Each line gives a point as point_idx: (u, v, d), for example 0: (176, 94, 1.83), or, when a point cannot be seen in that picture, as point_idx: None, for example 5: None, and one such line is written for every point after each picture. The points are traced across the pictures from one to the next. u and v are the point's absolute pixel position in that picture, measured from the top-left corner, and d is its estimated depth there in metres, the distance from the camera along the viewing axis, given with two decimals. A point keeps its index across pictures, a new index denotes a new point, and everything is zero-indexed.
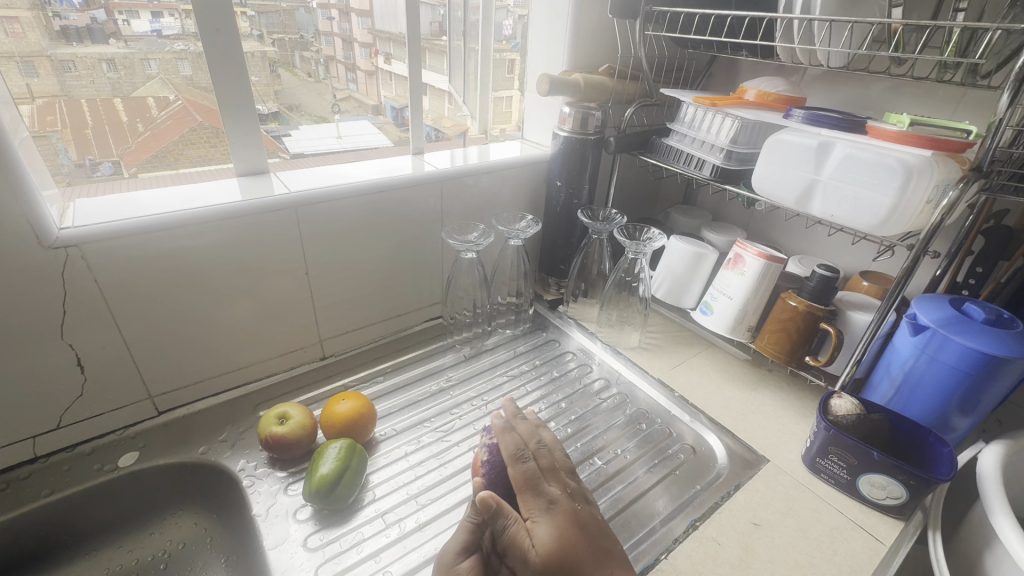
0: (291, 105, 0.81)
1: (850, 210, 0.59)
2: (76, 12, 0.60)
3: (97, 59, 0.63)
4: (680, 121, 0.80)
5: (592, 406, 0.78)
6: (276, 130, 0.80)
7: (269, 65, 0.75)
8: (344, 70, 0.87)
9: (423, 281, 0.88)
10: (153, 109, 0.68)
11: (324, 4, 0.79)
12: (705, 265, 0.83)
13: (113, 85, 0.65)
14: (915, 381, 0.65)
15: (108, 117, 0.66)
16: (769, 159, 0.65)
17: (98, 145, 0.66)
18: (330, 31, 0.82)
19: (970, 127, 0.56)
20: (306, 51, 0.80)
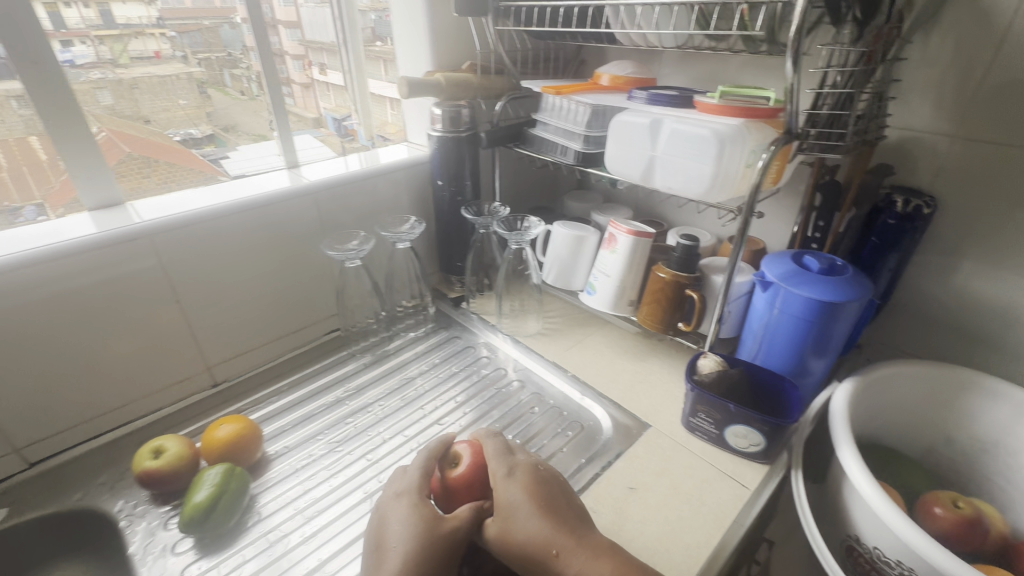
0: (225, 126, 0.85)
1: (682, 180, 0.62)
2: None
3: (7, 96, 0.61)
4: (545, 110, 0.81)
5: (489, 397, 0.79)
6: (212, 153, 0.84)
7: (197, 86, 0.81)
8: (279, 85, 0.85)
9: (314, 294, 0.87)
10: (72, 145, 0.67)
11: (249, 19, 0.81)
12: (587, 246, 0.85)
13: (25, 122, 0.64)
14: (771, 333, 0.70)
15: (25, 158, 0.66)
16: (615, 140, 0.68)
17: (18, 190, 0.66)
18: (258, 46, 0.82)
19: (769, 92, 0.61)
20: (235, 68, 0.83)
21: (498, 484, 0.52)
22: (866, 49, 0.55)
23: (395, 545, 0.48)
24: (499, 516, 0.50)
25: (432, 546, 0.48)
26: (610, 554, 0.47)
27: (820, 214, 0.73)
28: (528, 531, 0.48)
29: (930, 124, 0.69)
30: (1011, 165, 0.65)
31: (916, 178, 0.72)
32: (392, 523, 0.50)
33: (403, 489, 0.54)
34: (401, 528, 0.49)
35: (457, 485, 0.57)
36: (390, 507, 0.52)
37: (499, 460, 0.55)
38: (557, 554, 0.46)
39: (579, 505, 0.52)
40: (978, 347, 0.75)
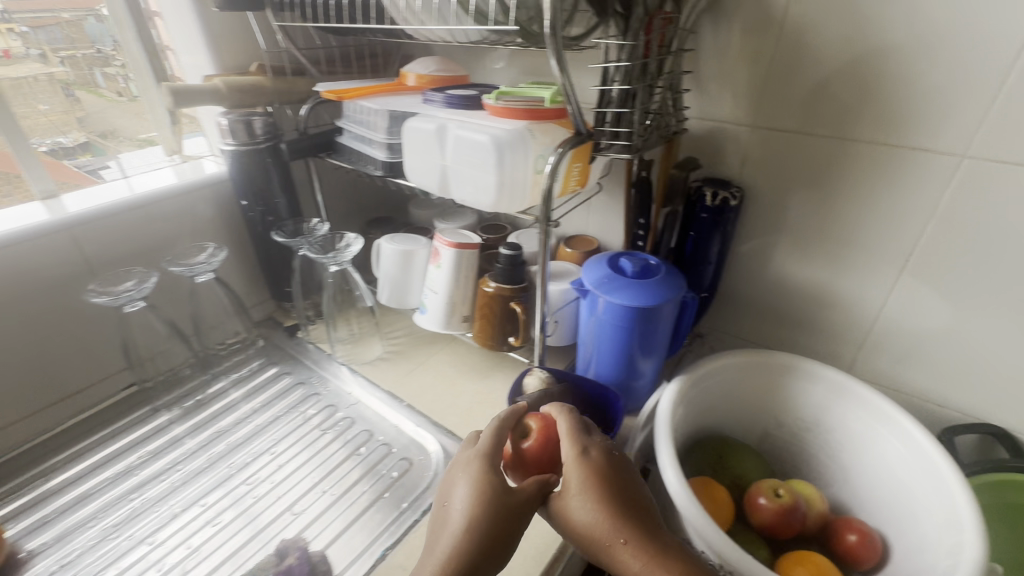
0: (102, 131, 0.81)
1: (472, 191, 0.56)
2: None
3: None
4: (348, 117, 0.73)
5: (312, 442, 0.70)
6: (89, 163, 0.78)
7: (62, 88, 0.75)
8: None
9: (96, 346, 0.73)
10: None
11: None
12: (418, 262, 0.79)
13: None
14: (596, 340, 0.68)
15: None
16: (410, 148, 0.61)
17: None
18: None
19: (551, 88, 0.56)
20: (107, 67, 0.79)
21: (571, 460, 0.50)
22: (643, 40, 0.53)
23: (454, 527, 0.45)
24: (567, 500, 0.49)
25: (502, 536, 0.45)
26: (672, 549, 0.45)
27: (641, 211, 0.71)
28: (599, 519, 0.46)
29: (730, 115, 0.68)
30: (801, 154, 0.66)
31: (725, 168, 0.72)
32: (443, 518, 0.47)
33: (452, 484, 0.49)
34: (482, 512, 0.46)
35: (530, 460, 0.54)
36: (456, 493, 0.49)
37: (572, 434, 0.53)
38: (624, 542, 0.45)
39: (641, 485, 0.51)
40: (798, 328, 0.77)
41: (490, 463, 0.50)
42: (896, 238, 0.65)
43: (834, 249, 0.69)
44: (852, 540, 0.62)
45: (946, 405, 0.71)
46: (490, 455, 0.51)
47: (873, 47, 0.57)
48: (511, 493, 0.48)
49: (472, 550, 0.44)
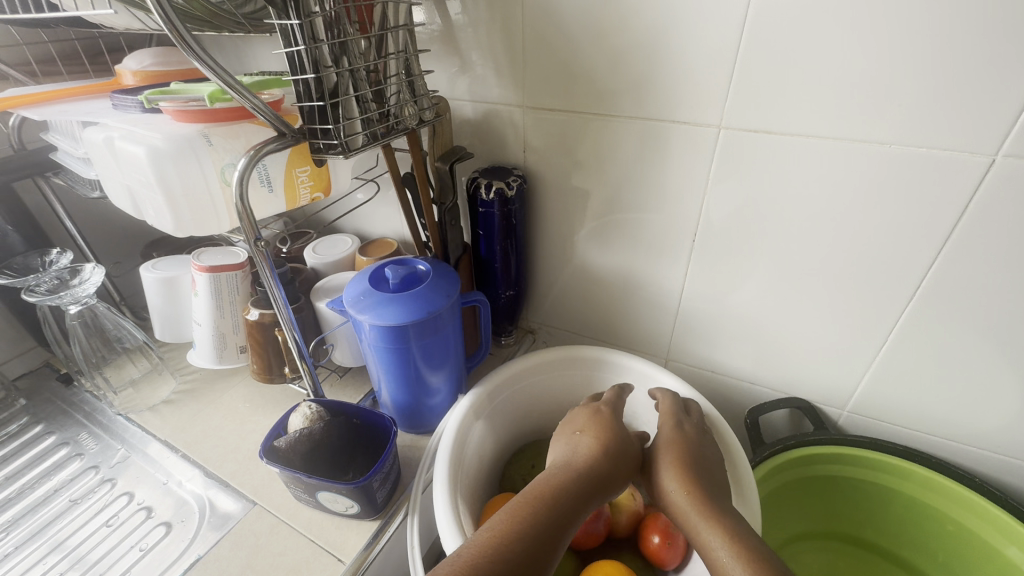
0: None
1: (154, 214, 0.47)
2: None
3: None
4: (55, 128, 0.60)
5: (60, 517, 0.60)
6: None
7: None
8: None
9: None
10: None
11: None
12: (184, 289, 0.68)
13: None
14: (372, 364, 0.60)
15: None
16: (97, 165, 0.51)
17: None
18: None
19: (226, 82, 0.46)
20: None
21: (667, 428, 0.52)
22: (335, 11, 0.44)
23: (576, 460, 0.46)
24: (654, 467, 0.49)
25: (598, 488, 0.45)
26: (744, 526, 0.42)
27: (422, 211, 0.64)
28: (676, 479, 0.46)
29: (500, 95, 0.61)
30: (574, 136, 0.60)
31: (510, 155, 0.65)
32: (558, 460, 0.48)
33: (577, 427, 0.52)
34: (561, 468, 0.46)
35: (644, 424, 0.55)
36: (567, 445, 0.50)
37: (666, 408, 0.55)
38: (703, 501, 0.44)
39: (718, 458, 0.50)
40: (614, 318, 0.73)
41: (605, 413, 0.53)
42: (680, 218, 0.61)
43: (630, 233, 0.65)
44: (656, 541, 0.57)
45: (756, 382, 0.69)
46: (609, 406, 0.54)
47: (615, 10, 0.51)
48: (624, 443, 0.50)
49: (569, 490, 0.43)
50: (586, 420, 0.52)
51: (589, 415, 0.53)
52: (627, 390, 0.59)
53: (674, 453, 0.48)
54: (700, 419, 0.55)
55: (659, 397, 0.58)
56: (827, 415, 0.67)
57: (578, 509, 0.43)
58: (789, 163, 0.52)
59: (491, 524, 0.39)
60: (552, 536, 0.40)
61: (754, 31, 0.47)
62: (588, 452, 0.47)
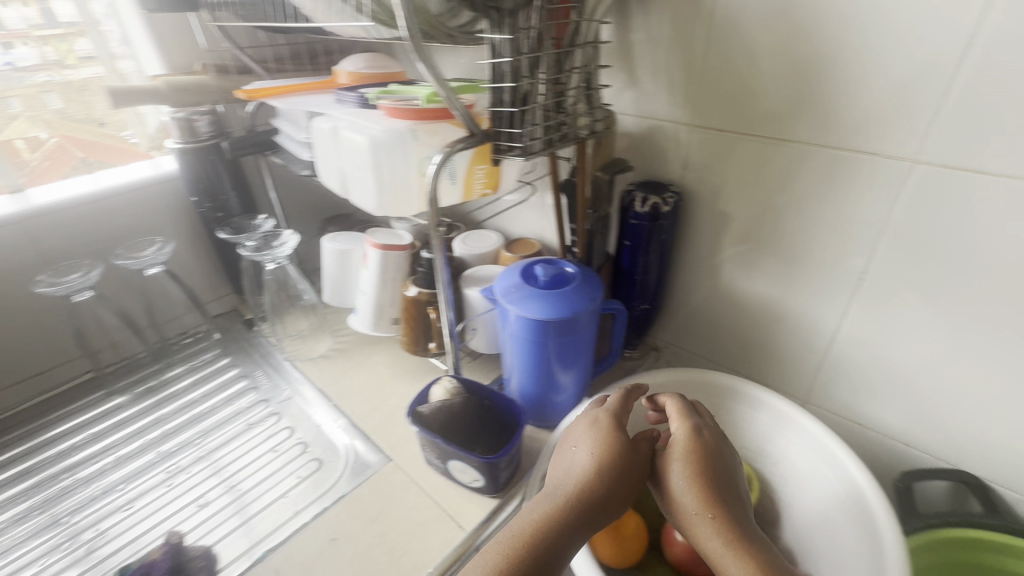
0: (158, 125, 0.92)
1: (361, 194, 0.55)
2: None
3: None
4: (282, 116, 0.73)
5: (239, 435, 0.72)
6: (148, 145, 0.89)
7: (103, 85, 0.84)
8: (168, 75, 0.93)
9: (55, 332, 0.78)
10: (25, 151, 0.77)
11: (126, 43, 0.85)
12: (355, 262, 0.78)
13: None
14: (509, 351, 0.64)
15: None
16: (319, 150, 0.61)
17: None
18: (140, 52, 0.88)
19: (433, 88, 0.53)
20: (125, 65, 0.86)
21: (679, 432, 0.50)
22: (539, 28, 0.49)
23: (579, 483, 0.46)
24: (665, 476, 0.48)
25: (608, 500, 0.46)
26: (762, 548, 0.43)
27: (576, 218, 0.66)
28: (683, 490, 0.46)
29: (668, 112, 0.62)
30: (742, 159, 0.59)
31: (668, 171, 0.66)
32: (560, 465, 0.49)
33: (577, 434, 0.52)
34: (567, 483, 0.47)
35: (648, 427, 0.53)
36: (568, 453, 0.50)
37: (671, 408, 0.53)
38: (711, 518, 0.44)
39: (735, 467, 0.49)
40: (751, 348, 0.70)
41: (608, 421, 0.51)
42: (849, 253, 0.57)
43: (785, 262, 0.62)
44: None
45: (914, 445, 0.62)
46: (613, 412, 0.52)
47: (814, 31, 0.50)
48: (632, 455, 0.49)
49: (571, 522, 0.44)
50: (588, 431, 0.51)
51: (592, 427, 0.51)
52: (632, 388, 0.56)
53: (687, 469, 0.47)
54: (711, 420, 0.53)
55: (665, 394, 0.56)
56: (1003, 500, 0.58)
57: (591, 523, 0.45)
58: (1002, 207, 0.47)
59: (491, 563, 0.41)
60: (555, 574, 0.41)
61: (982, 59, 0.43)
62: (590, 474, 0.47)
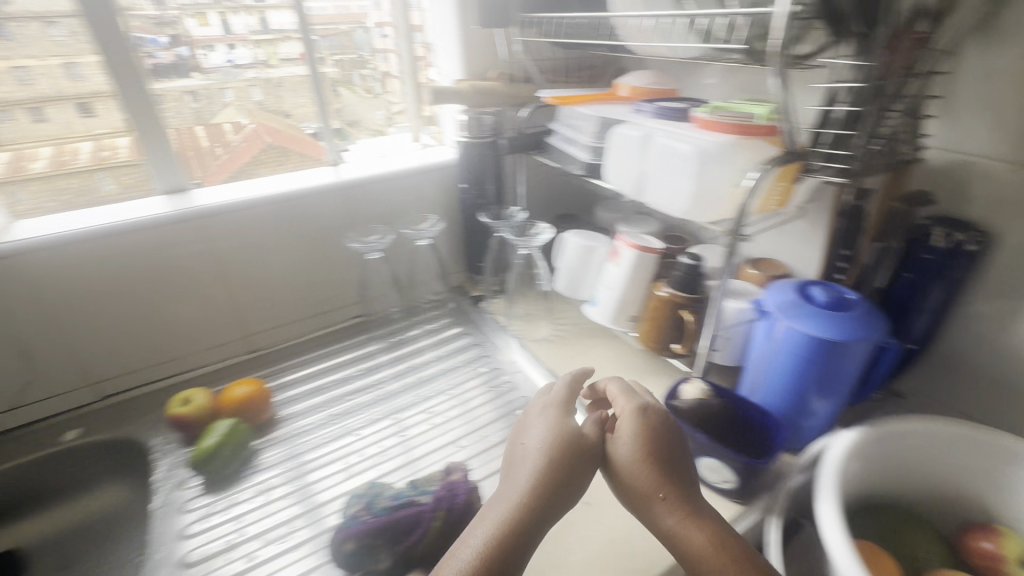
0: (350, 122, 1.02)
1: (667, 196, 0.60)
2: (163, 51, 0.81)
3: (182, 92, 0.84)
4: (560, 120, 0.82)
5: (482, 394, 0.82)
6: (341, 145, 1.00)
7: (332, 86, 0.97)
8: (398, 85, 1.04)
9: (342, 281, 0.95)
10: (229, 133, 0.91)
11: (379, 25, 0.99)
12: (597, 258, 0.85)
13: (195, 114, 0.86)
14: (767, 366, 0.65)
15: (191, 145, 0.86)
16: (613, 153, 0.68)
17: (185, 169, 0.87)
18: (384, 48, 1.01)
19: (762, 107, 0.55)
20: (363, 69, 1.00)
21: (625, 412, 0.54)
22: (889, 57, 0.50)
23: (534, 455, 0.49)
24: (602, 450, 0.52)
25: (561, 485, 0.47)
26: (709, 521, 0.46)
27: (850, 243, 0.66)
28: (632, 463, 0.49)
29: (987, 148, 0.59)
30: None
31: (971, 208, 0.62)
32: (516, 458, 0.51)
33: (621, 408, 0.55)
34: (526, 461, 0.49)
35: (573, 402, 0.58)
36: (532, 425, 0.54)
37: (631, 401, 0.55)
38: (661, 499, 0.47)
39: (681, 446, 0.51)
40: None
41: (561, 409, 0.56)
42: None
43: None
44: None
45: None
46: (565, 396, 0.58)
47: None
48: (584, 439, 0.51)
49: (524, 506, 0.45)
50: (544, 415, 0.55)
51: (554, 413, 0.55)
52: (580, 371, 0.61)
53: (642, 444, 0.50)
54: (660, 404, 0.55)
55: (610, 385, 0.60)
56: None
57: (557, 504, 0.47)
58: None
59: (473, 534, 0.44)
60: (527, 534, 0.44)
61: None
62: (553, 447, 0.50)
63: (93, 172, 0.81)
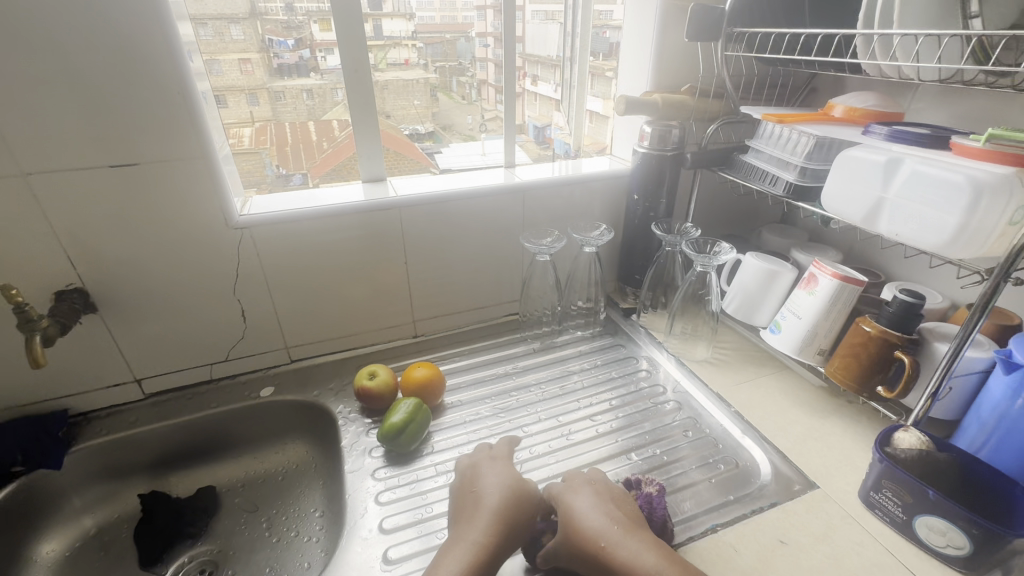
0: (444, 125, 1.00)
1: (916, 228, 0.56)
2: (289, 52, 0.84)
3: (301, 89, 0.86)
4: (760, 137, 0.80)
5: (645, 408, 0.81)
6: (430, 148, 0.99)
7: (430, 90, 0.96)
8: (494, 93, 1.00)
9: (503, 278, 0.99)
10: (335, 130, 0.89)
11: (482, 34, 0.95)
12: (780, 284, 0.81)
13: (309, 110, 0.88)
14: (1008, 426, 0.58)
15: (303, 137, 0.90)
16: (837, 175, 0.64)
17: (293, 160, 0.90)
18: (484, 56, 0.97)
19: None
20: (462, 76, 0.98)
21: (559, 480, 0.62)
22: None
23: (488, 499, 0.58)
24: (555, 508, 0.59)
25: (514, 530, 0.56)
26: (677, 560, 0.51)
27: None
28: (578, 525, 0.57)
29: None
30: None
31: None
32: (469, 500, 0.59)
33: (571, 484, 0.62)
34: (482, 500, 0.58)
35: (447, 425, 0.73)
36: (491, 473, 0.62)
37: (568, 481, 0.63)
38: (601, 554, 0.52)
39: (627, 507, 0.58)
40: None
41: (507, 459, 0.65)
42: None
43: None
44: None
45: None
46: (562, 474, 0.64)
47: None
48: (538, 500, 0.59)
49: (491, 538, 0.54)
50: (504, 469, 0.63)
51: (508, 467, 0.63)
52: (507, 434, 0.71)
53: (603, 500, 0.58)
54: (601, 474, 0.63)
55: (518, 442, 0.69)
56: None
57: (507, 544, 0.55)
58: None
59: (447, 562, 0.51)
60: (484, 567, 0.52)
61: None
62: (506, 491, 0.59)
63: (257, 152, 0.86)
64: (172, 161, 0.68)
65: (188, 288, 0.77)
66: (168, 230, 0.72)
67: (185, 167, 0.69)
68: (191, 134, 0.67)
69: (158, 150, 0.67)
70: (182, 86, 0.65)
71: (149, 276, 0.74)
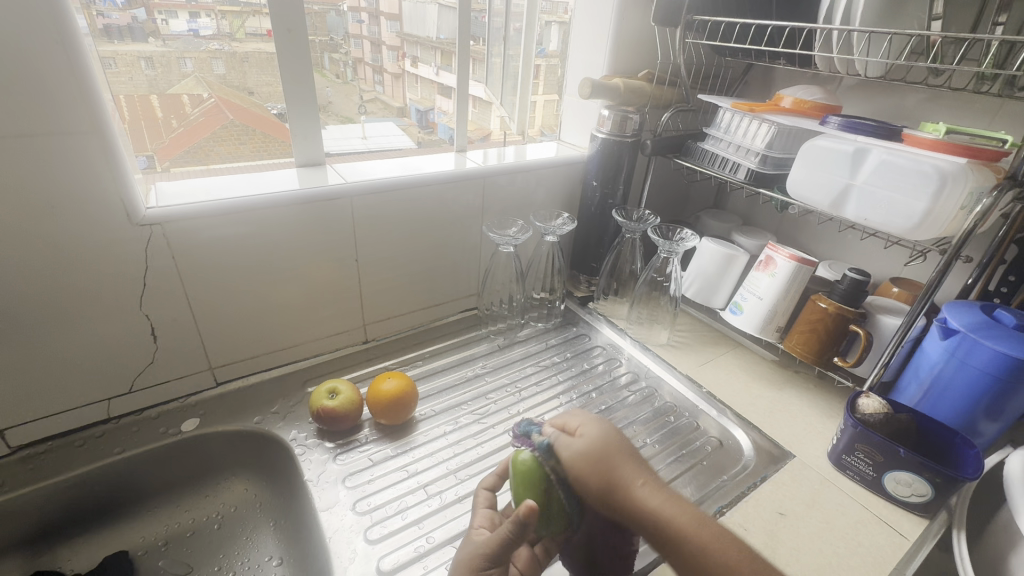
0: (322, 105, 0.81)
1: (884, 213, 0.61)
2: (118, 11, 0.62)
3: (137, 57, 0.65)
4: (717, 126, 0.83)
5: (620, 399, 0.81)
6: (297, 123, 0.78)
7: None
8: (373, 73, 0.88)
9: (461, 273, 0.92)
10: (187, 106, 0.71)
11: (354, 8, 0.82)
12: (736, 266, 0.86)
13: (150, 82, 0.67)
14: (943, 384, 0.65)
15: (144, 113, 0.67)
16: (804, 163, 0.68)
17: (133, 140, 0.67)
18: (359, 34, 0.83)
19: (1007, 136, 0.58)
20: (334, 52, 0.80)
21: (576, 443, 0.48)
22: None
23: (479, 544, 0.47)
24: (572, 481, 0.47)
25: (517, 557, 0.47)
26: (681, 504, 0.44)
27: (989, 274, 0.69)
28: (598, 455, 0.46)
29: None
30: None
31: None
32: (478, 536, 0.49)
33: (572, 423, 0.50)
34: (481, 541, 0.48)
35: (334, 415, 0.68)
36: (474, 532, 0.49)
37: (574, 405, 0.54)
38: (642, 484, 0.45)
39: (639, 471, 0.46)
40: None
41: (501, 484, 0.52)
42: None
43: None
44: None
45: None
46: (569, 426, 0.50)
47: None
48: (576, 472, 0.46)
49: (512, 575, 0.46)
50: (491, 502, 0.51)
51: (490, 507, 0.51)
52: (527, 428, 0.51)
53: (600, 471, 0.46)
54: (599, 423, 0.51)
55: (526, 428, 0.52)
56: None
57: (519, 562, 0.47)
58: None
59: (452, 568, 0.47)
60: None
61: None
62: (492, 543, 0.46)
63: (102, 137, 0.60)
64: (52, 138, 0.51)
65: (74, 306, 0.59)
66: (43, 233, 0.54)
67: (66, 144, 0.52)
68: (80, 103, 0.51)
69: (31, 123, 0.50)
70: (65, 37, 0.49)
71: (17, 293, 0.55)
